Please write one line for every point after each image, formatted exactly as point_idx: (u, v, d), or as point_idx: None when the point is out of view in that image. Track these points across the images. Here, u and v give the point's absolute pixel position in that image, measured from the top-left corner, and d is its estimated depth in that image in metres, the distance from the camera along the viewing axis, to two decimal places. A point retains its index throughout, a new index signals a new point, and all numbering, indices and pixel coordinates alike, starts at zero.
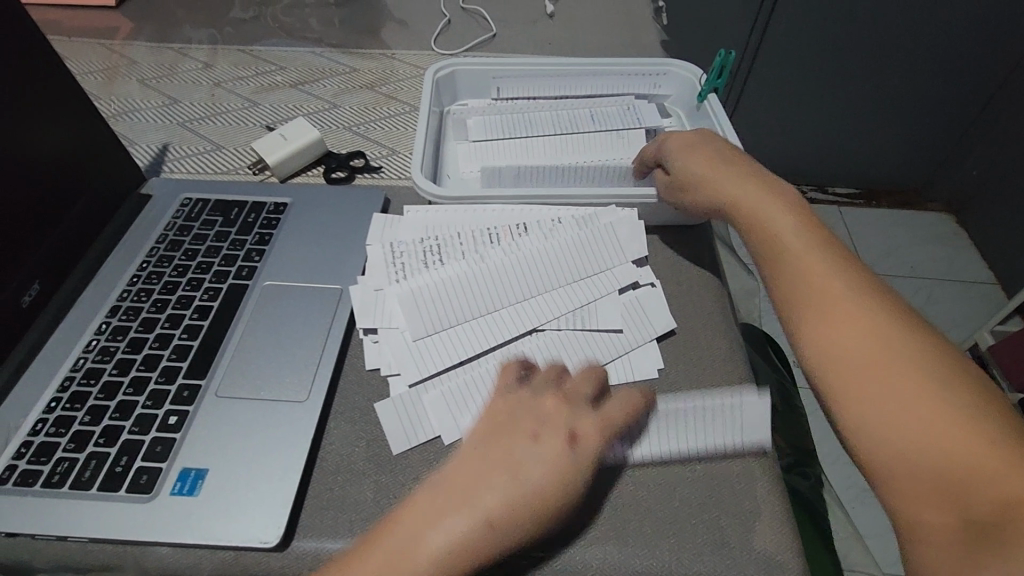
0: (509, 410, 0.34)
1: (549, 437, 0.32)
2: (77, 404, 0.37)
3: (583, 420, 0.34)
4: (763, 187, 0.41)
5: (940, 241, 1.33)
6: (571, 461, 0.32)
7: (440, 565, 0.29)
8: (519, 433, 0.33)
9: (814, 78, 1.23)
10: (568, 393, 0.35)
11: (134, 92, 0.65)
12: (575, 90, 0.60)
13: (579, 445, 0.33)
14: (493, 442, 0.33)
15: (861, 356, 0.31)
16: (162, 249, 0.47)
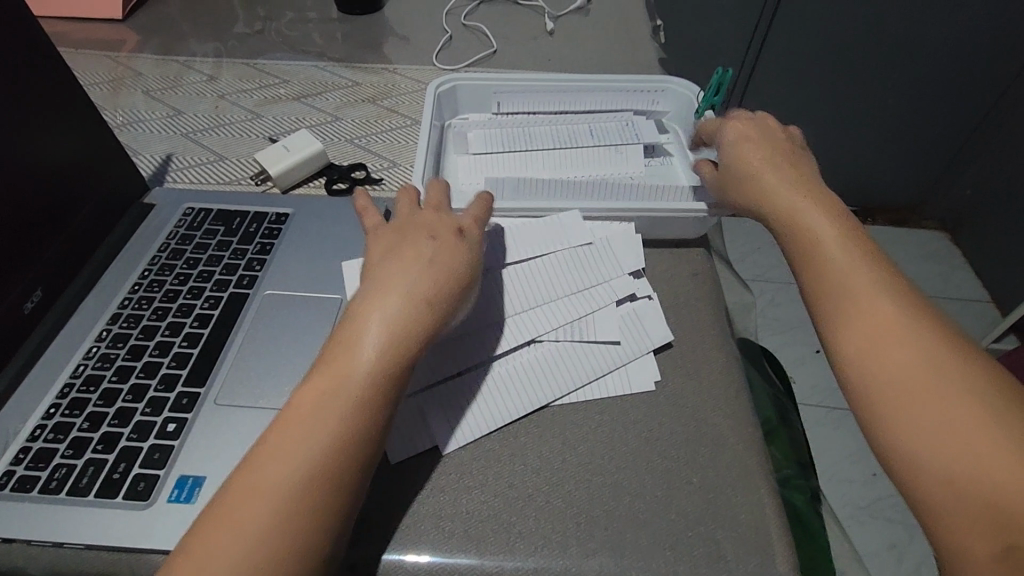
0: (395, 230, 0.40)
1: (441, 235, 0.39)
2: (76, 411, 0.37)
3: (462, 217, 0.41)
4: (813, 197, 0.42)
5: (935, 258, 1.34)
6: (466, 244, 0.39)
7: (384, 344, 0.33)
8: (412, 237, 0.39)
9: (809, 95, 1.25)
10: (435, 206, 0.42)
11: (139, 103, 0.66)
12: (574, 106, 0.61)
13: (464, 234, 0.40)
14: (390, 251, 0.38)
15: (887, 357, 0.33)
16: (164, 258, 0.47)
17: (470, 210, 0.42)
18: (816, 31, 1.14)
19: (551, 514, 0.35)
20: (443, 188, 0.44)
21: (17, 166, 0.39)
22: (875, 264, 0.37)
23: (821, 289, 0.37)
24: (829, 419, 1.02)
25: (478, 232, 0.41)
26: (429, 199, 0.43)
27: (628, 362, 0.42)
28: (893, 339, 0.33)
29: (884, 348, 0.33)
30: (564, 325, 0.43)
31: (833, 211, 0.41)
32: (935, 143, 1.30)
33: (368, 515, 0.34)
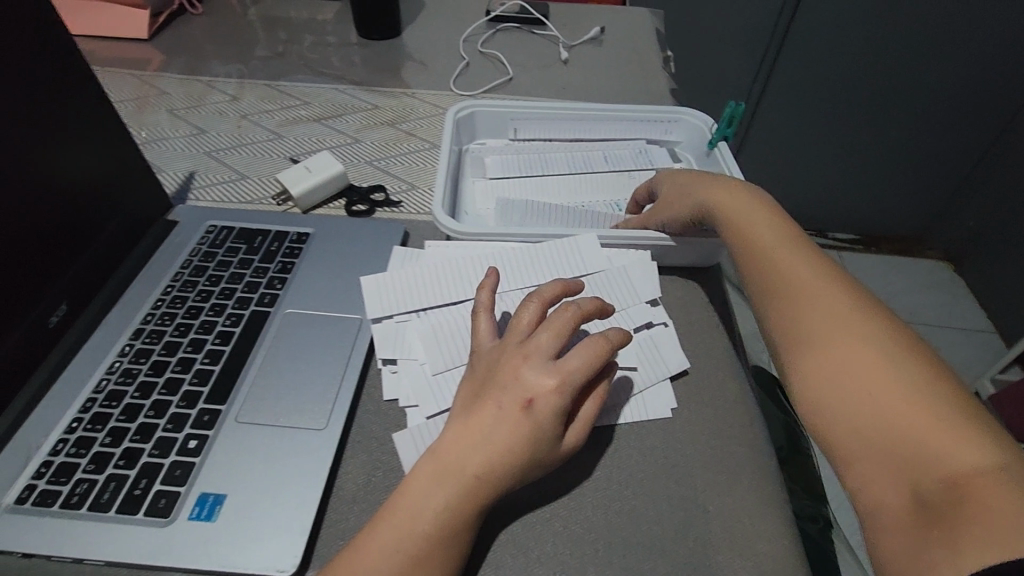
0: (486, 370, 0.37)
1: (509, 402, 0.35)
2: (98, 425, 0.37)
3: (540, 381, 0.35)
4: (776, 227, 0.43)
5: (940, 288, 1.34)
6: (532, 424, 0.34)
7: (438, 522, 0.32)
8: (486, 400, 0.35)
9: (814, 126, 1.27)
10: (530, 349, 0.37)
11: (163, 121, 0.68)
12: (589, 134, 0.63)
13: (536, 406, 0.35)
14: (470, 406, 0.36)
15: (835, 377, 0.35)
16: (186, 275, 0.48)
17: (564, 365, 0.36)
18: (822, 64, 1.17)
19: (569, 540, 0.35)
20: (562, 321, 0.38)
21: (46, 181, 0.40)
22: (841, 295, 0.38)
23: (783, 315, 0.39)
24: None
25: (559, 402, 0.35)
26: (538, 331, 0.38)
27: (645, 390, 0.42)
28: (845, 362, 0.35)
29: (844, 375, 0.35)
30: None
31: (797, 243, 0.43)
32: (938, 175, 1.32)
33: None
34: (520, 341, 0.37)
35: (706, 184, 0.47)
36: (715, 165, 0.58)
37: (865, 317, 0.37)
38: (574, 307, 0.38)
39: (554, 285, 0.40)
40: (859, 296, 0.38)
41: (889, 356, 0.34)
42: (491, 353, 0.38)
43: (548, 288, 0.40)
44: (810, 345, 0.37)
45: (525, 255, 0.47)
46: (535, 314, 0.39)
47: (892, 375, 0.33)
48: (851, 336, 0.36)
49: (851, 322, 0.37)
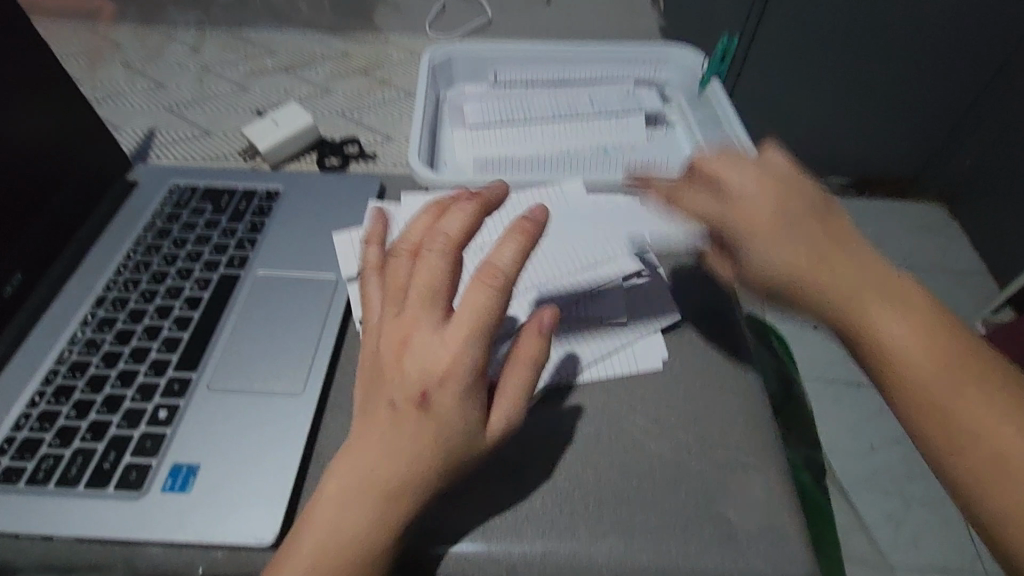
0: (374, 359, 0.31)
1: (402, 399, 0.29)
2: (62, 398, 0.35)
3: (422, 363, 0.29)
4: (810, 210, 0.33)
5: (933, 231, 1.32)
6: (428, 416, 0.29)
7: (359, 540, 0.28)
8: (381, 396, 0.30)
9: (808, 69, 1.21)
10: (410, 327, 0.30)
11: (119, 76, 0.63)
12: (575, 74, 0.58)
13: (432, 401, 0.29)
14: (367, 407, 0.31)
15: (909, 385, 0.30)
16: (149, 238, 0.45)
17: (447, 338, 0.29)
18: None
19: (558, 499, 0.34)
20: (432, 288, 0.30)
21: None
22: (879, 280, 0.32)
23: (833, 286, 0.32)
24: (826, 395, 1.03)
25: (458, 391, 0.29)
26: (408, 298, 0.30)
27: (643, 336, 0.41)
28: (912, 368, 0.30)
29: (911, 363, 0.30)
30: (570, 304, 0.41)
31: (831, 223, 0.33)
32: (936, 113, 1.26)
33: None
34: (399, 315, 0.31)
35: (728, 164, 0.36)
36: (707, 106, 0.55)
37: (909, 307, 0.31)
38: (443, 240, 0.31)
39: (450, 220, 0.31)
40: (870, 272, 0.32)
41: (944, 344, 0.31)
42: (378, 337, 0.31)
43: (403, 239, 0.32)
44: (880, 318, 0.31)
45: (507, 207, 0.44)
46: (406, 279, 0.31)
47: (964, 375, 0.30)
48: (913, 334, 0.31)
49: (903, 322, 0.31)
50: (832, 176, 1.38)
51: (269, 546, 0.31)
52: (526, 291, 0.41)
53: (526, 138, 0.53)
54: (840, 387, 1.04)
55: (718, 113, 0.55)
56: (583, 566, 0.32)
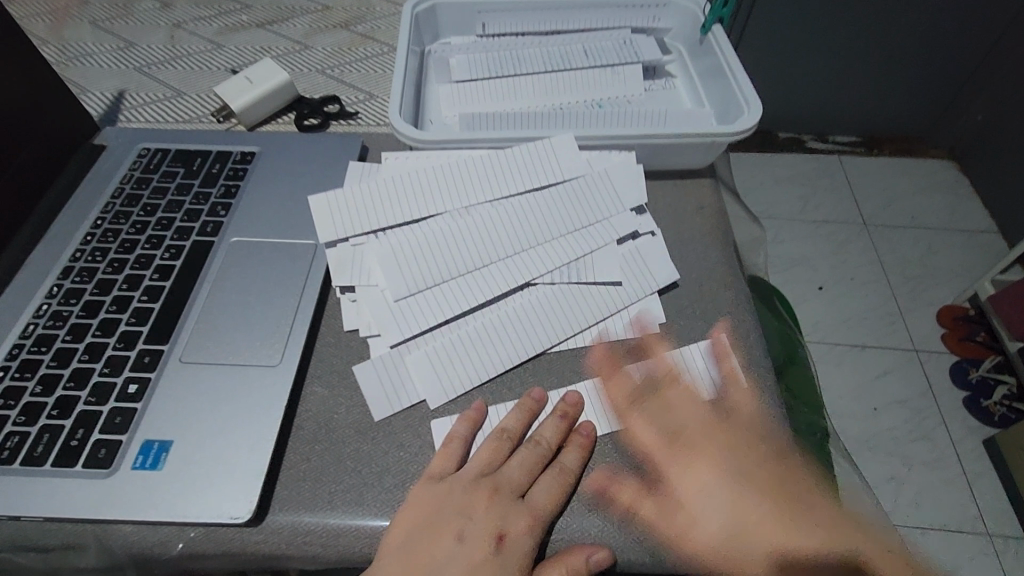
0: (439, 503, 0.31)
1: (475, 539, 0.30)
2: (27, 373, 0.34)
3: (510, 518, 0.31)
4: (726, 441, 0.33)
5: (943, 188, 1.26)
6: (498, 568, 0.29)
7: None
8: (443, 537, 0.30)
9: (819, 26, 1.14)
10: (499, 483, 0.32)
11: (86, 35, 0.60)
12: (568, 24, 0.54)
13: (506, 545, 0.30)
14: (419, 540, 0.30)
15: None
16: (118, 205, 0.43)
17: (533, 501, 0.31)
18: None
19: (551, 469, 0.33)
20: (535, 452, 0.33)
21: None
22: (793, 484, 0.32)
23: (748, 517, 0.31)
24: (830, 358, 1.02)
25: (530, 549, 0.30)
26: (468, 465, 0.32)
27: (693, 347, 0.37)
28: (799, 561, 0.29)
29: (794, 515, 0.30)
30: (561, 267, 0.38)
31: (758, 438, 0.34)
32: (949, 65, 1.19)
33: (353, 476, 0.32)
34: (484, 474, 0.32)
35: (664, 404, 0.35)
36: (708, 54, 0.51)
37: (811, 496, 0.32)
38: (504, 434, 0.34)
39: (517, 411, 0.34)
40: (775, 460, 0.33)
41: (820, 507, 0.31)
42: (451, 485, 0.31)
43: (456, 428, 0.33)
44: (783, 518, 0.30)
45: (492, 162, 0.41)
46: (492, 453, 0.33)
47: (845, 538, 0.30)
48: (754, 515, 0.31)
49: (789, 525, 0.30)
50: (839, 136, 1.34)
51: (246, 523, 0.30)
52: (514, 254, 0.38)
53: (514, 93, 0.50)
54: (843, 350, 1.03)
55: (718, 59, 0.50)
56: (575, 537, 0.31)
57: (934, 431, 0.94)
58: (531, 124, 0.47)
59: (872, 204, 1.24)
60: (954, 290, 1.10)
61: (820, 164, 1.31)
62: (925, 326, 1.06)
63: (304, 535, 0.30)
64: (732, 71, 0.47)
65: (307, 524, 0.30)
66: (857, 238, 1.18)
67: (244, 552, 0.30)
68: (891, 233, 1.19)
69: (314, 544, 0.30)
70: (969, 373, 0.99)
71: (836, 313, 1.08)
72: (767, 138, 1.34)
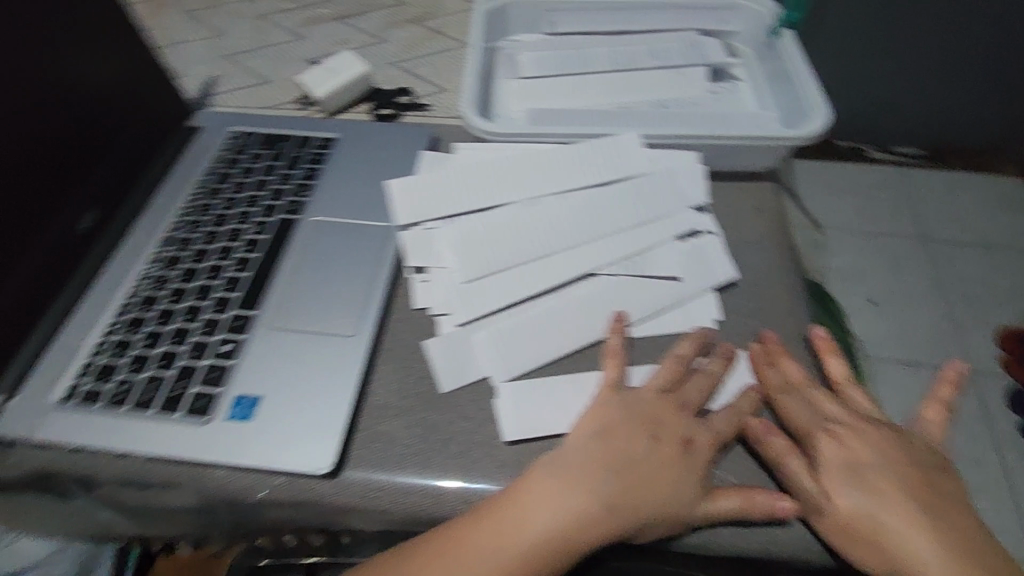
0: (625, 407, 0.34)
1: (666, 440, 0.33)
2: (136, 328, 0.38)
3: (697, 427, 0.33)
4: (883, 440, 0.33)
5: (1011, 206, 1.20)
6: (685, 462, 0.32)
7: (540, 544, 0.30)
8: (638, 432, 0.33)
9: (887, 34, 1.10)
10: (682, 398, 0.35)
11: (181, 23, 0.64)
12: (636, 25, 0.56)
13: (694, 450, 0.33)
14: (606, 438, 0.33)
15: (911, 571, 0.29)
16: (212, 181, 0.46)
17: (714, 423, 0.34)
18: None
19: None
20: (710, 381, 0.36)
21: (39, 78, 0.38)
22: (944, 495, 0.32)
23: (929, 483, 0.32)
24: (879, 371, 1.00)
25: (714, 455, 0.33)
26: (654, 381, 0.36)
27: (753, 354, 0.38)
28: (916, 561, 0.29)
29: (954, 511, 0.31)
30: (621, 259, 0.40)
31: (920, 452, 0.33)
32: None
33: (421, 442, 0.34)
34: (665, 390, 0.35)
35: (818, 398, 0.36)
36: (775, 59, 0.52)
37: (943, 493, 0.32)
38: (683, 360, 0.36)
39: (691, 342, 0.37)
40: (927, 469, 0.33)
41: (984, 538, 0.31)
42: (635, 396, 0.35)
43: (611, 339, 0.37)
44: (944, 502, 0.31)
45: (559, 155, 0.43)
46: (673, 372, 0.36)
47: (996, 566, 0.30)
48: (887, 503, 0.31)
49: (924, 528, 0.30)
50: (899, 146, 1.29)
51: (325, 475, 0.33)
52: (578, 244, 0.40)
53: (581, 91, 0.52)
54: (892, 366, 1.01)
55: (786, 64, 0.50)
56: None
57: (985, 455, 0.91)
58: (596, 121, 0.49)
59: (932, 219, 1.20)
60: (1016, 311, 1.06)
61: (879, 174, 1.27)
62: (982, 347, 1.02)
63: (375, 491, 0.33)
64: (800, 76, 0.48)
65: (378, 482, 0.33)
66: (914, 252, 1.15)
67: (321, 502, 0.33)
68: (952, 249, 1.15)
69: (384, 501, 0.33)
70: None
71: (887, 328, 1.05)
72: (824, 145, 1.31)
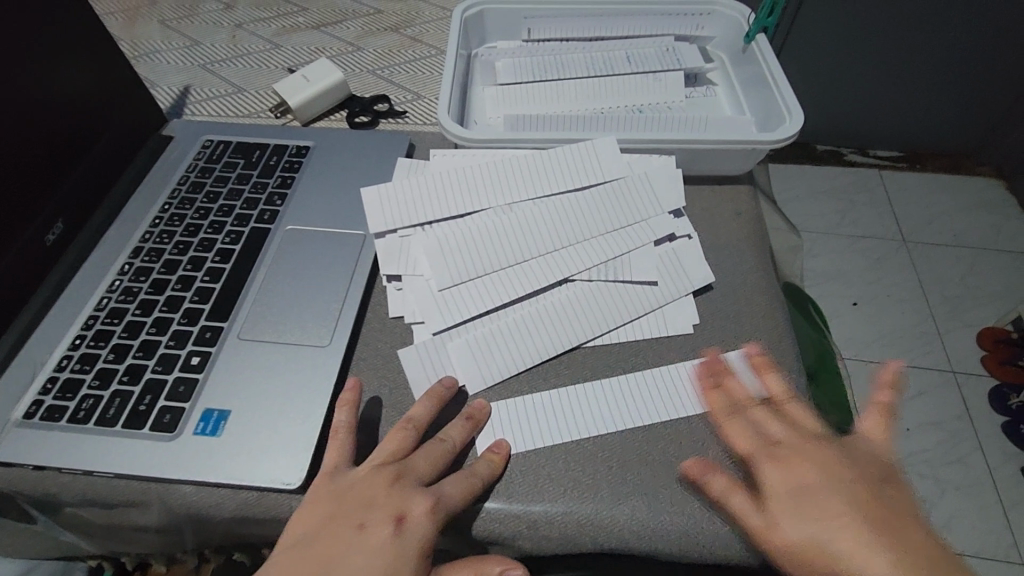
0: (341, 492, 0.31)
1: (376, 525, 0.29)
2: (101, 342, 0.37)
3: (415, 501, 0.30)
4: (831, 459, 0.30)
5: (988, 207, 1.22)
6: (398, 549, 0.29)
7: None
8: (341, 523, 0.29)
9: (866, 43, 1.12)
10: (402, 470, 0.32)
11: (156, 33, 0.64)
12: (613, 31, 0.56)
13: (408, 529, 0.29)
14: (312, 538, 0.29)
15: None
16: (183, 192, 0.46)
17: (437, 490, 0.31)
18: None
19: (582, 457, 0.34)
20: (439, 449, 0.33)
21: (15, 88, 0.37)
22: (893, 514, 0.28)
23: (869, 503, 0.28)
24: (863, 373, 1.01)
25: (429, 533, 0.29)
26: (373, 456, 0.32)
27: (723, 356, 0.38)
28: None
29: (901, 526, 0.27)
30: (598, 264, 0.40)
31: (858, 463, 0.30)
32: (999, 82, 1.15)
33: None
34: (386, 463, 0.32)
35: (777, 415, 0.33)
36: (751, 62, 0.52)
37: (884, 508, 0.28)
38: (409, 426, 0.33)
39: (425, 400, 0.34)
40: (876, 487, 0.29)
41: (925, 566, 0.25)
42: (350, 478, 0.31)
43: (336, 418, 0.33)
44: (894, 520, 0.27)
45: (535, 162, 0.43)
46: (398, 441, 0.33)
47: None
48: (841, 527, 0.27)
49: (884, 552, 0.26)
50: (880, 150, 1.30)
51: (296, 490, 0.32)
52: (553, 250, 0.40)
53: (558, 97, 0.52)
54: (877, 367, 1.01)
55: (761, 66, 0.50)
56: (607, 526, 0.32)
57: (970, 455, 0.92)
58: (572, 127, 0.48)
59: (912, 221, 1.21)
60: (996, 311, 1.07)
61: (860, 178, 1.28)
62: (963, 348, 1.03)
63: None
64: (776, 78, 0.48)
65: None
66: (896, 255, 1.16)
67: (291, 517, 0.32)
68: (933, 251, 1.17)
69: None
70: (1010, 398, 0.96)
71: (869, 330, 1.06)
72: (805, 149, 1.32)
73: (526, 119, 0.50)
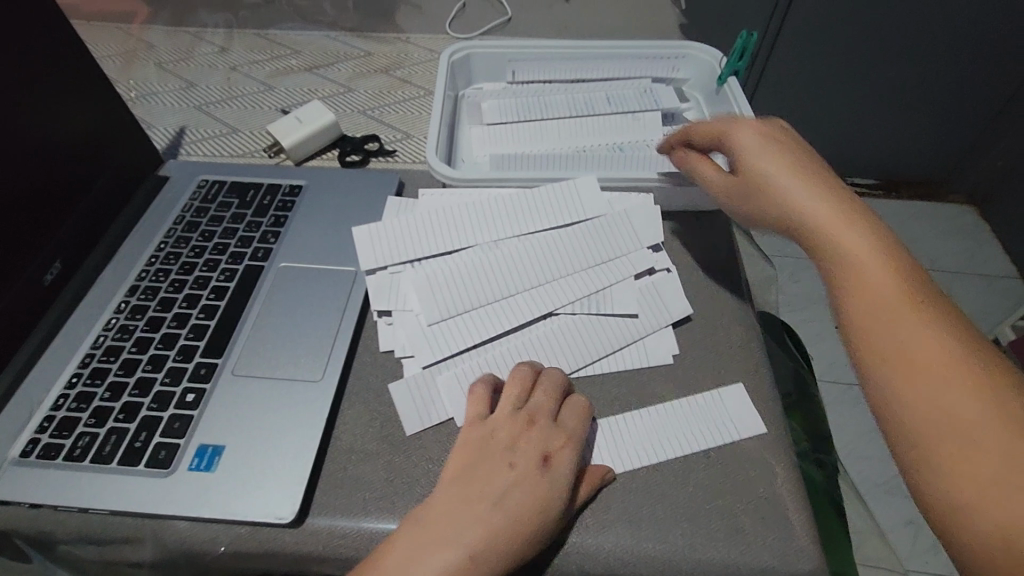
0: (485, 437, 0.35)
1: (525, 461, 0.33)
2: (97, 380, 0.38)
3: (553, 442, 0.34)
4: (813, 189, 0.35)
5: (960, 233, 1.27)
6: (549, 482, 0.33)
7: None
8: (492, 463, 0.33)
9: (838, 79, 1.16)
10: (533, 413, 0.35)
11: (152, 76, 0.66)
12: (593, 74, 0.59)
13: (553, 463, 0.33)
14: (467, 474, 0.33)
15: (918, 453, 0.26)
16: (179, 231, 0.47)
17: (564, 430, 0.35)
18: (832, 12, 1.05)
19: None
20: (556, 392, 0.37)
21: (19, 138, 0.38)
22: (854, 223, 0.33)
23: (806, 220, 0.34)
24: None
25: (571, 465, 0.34)
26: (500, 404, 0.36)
27: (719, 393, 0.39)
28: (914, 427, 0.27)
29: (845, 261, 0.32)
30: (581, 298, 0.41)
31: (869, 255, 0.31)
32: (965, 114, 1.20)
33: (385, 486, 0.34)
34: (518, 408, 0.36)
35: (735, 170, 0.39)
36: (723, 103, 0.55)
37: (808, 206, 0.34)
38: (526, 377, 0.37)
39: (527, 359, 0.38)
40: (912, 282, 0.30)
41: (885, 265, 0.31)
42: (491, 424, 0.35)
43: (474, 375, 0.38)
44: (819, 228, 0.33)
45: (520, 200, 0.45)
46: (519, 388, 0.37)
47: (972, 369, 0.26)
48: (950, 399, 0.26)
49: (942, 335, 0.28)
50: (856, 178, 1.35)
51: (288, 524, 0.33)
52: (539, 285, 0.42)
53: (541, 137, 0.54)
54: None
55: (733, 108, 0.53)
56: (593, 554, 0.33)
57: None
58: (555, 166, 0.51)
59: None
60: None
61: None
62: None
63: (339, 538, 0.33)
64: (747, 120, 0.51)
65: (342, 528, 0.33)
66: None
67: (284, 551, 0.33)
68: None
69: (348, 547, 0.33)
70: None
71: None
72: None
73: (511, 158, 0.52)
